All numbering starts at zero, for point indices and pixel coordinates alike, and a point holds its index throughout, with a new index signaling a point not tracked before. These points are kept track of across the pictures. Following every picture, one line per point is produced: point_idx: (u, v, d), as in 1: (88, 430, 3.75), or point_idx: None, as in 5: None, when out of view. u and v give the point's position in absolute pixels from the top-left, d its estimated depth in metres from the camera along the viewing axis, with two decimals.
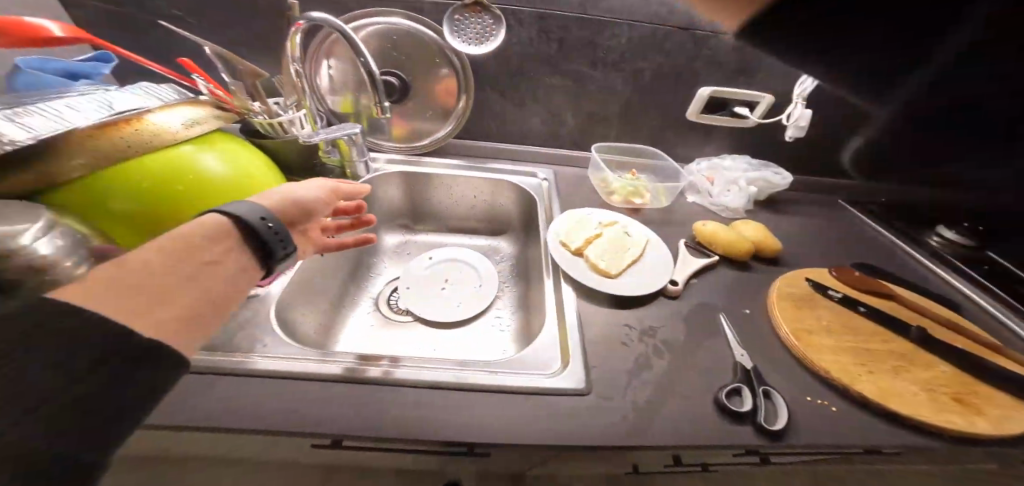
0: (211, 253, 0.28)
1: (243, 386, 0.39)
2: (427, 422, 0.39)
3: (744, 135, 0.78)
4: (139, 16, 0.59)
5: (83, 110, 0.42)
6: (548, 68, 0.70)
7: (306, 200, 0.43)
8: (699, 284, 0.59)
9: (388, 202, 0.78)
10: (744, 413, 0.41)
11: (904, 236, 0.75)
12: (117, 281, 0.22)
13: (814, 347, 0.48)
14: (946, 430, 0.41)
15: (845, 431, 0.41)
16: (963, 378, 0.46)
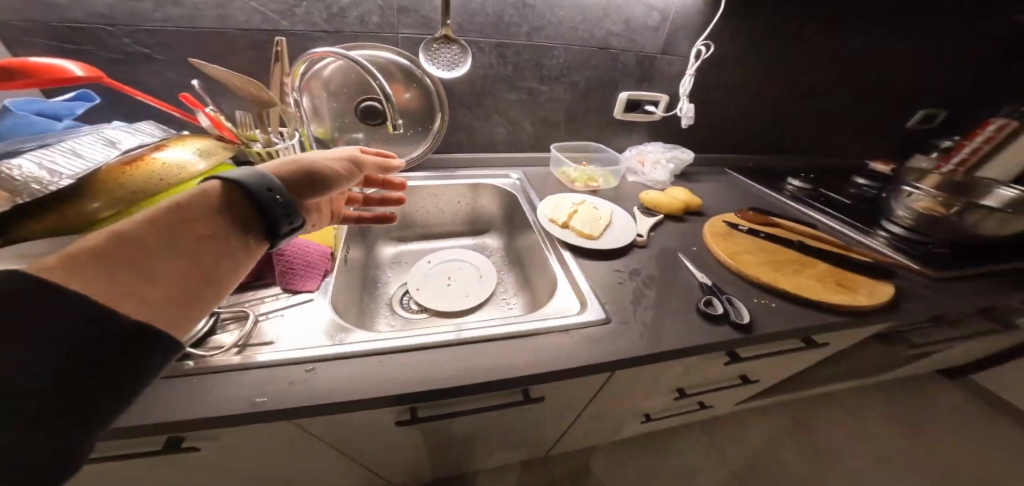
0: (199, 221, 0.29)
1: (340, 368, 0.42)
2: (500, 367, 0.47)
3: (656, 126, 1.02)
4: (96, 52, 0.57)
5: (96, 150, 0.43)
6: (505, 85, 0.84)
7: (317, 167, 0.39)
8: (658, 236, 0.76)
9: (380, 218, 0.82)
10: (719, 314, 0.56)
11: (770, 185, 1.03)
12: (113, 254, 0.24)
13: (744, 264, 0.67)
14: (837, 304, 0.59)
15: (778, 312, 0.59)
16: (835, 271, 0.66)
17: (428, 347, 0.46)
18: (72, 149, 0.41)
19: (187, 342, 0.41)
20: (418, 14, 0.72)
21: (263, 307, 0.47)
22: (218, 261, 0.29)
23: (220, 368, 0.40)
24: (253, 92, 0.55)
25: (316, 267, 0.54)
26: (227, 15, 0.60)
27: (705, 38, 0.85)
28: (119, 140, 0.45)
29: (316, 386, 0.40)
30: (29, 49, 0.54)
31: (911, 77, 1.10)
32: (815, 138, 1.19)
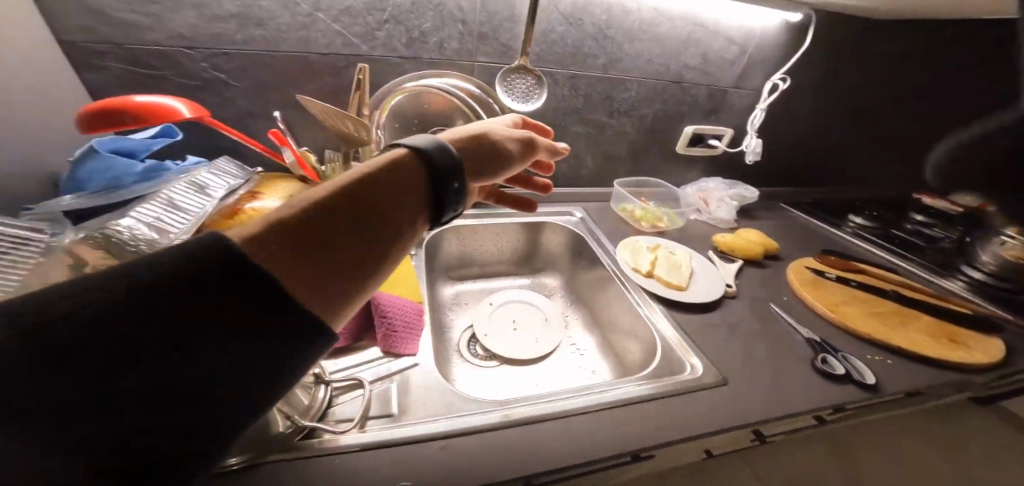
0: (372, 191, 0.28)
1: (462, 444, 0.41)
2: (636, 438, 0.44)
3: (715, 161, 0.99)
4: (173, 79, 0.52)
5: (188, 199, 0.41)
6: (575, 118, 0.80)
7: (492, 144, 0.37)
8: (745, 284, 0.74)
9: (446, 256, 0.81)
10: (841, 373, 0.54)
11: (830, 219, 1.03)
12: (301, 229, 0.24)
13: (848, 317, 0.65)
14: (963, 363, 0.58)
15: (897, 372, 0.57)
16: (941, 324, 0.67)
17: (559, 414, 0.46)
18: (173, 203, 0.40)
19: (311, 417, 0.40)
20: (499, 42, 0.68)
21: (368, 375, 0.48)
22: (385, 248, 0.28)
23: (348, 448, 0.38)
24: (334, 124, 0.52)
25: (413, 327, 0.54)
26: (310, 38, 0.56)
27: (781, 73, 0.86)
28: (208, 185, 0.45)
29: (452, 462, 0.39)
30: (102, 74, 0.49)
31: (944, 109, 1.13)
32: (858, 171, 1.19)
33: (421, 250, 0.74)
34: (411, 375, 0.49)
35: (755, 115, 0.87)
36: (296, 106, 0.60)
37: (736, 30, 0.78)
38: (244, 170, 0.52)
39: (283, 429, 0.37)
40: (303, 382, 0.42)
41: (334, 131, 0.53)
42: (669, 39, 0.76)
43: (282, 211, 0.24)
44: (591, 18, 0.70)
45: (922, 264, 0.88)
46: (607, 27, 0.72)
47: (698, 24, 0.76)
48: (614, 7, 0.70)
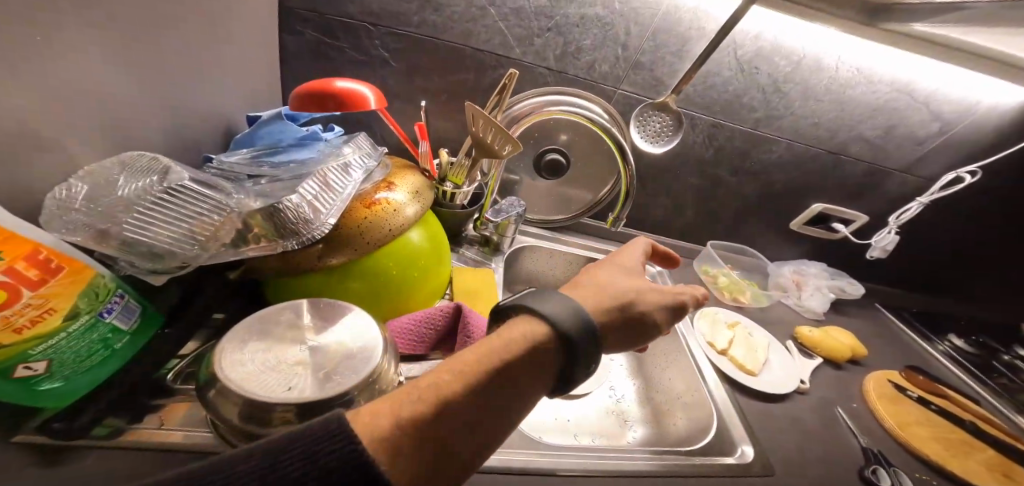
0: (500, 383, 0.25)
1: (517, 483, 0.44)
2: None
3: (824, 246, 0.91)
4: (346, 52, 0.55)
5: (339, 182, 0.43)
6: (696, 170, 0.75)
7: (638, 312, 0.35)
8: (822, 389, 0.68)
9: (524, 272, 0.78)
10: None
11: (924, 334, 0.93)
12: (430, 413, 0.22)
13: (912, 436, 0.61)
14: None
15: None
16: (1005, 461, 0.61)
17: (593, 476, 0.47)
18: (326, 183, 0.42)
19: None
20: (651, 74, 0.63)
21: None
22: (500, 431, 0.25)
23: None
24: (479, 134, 0.52)
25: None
26: (472, 33, 0.56)
27: (975, 166, 0.75)
28: (352, 165, 0.46)
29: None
30: (299, 39, 0.54)
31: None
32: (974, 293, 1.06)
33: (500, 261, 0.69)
34: None
35: (912, 207, 0.81)
36: (437, 96, 0.61)
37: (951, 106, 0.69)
38: (376, 150, 0.51)
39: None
40: None
41: (472, 138, 0.54)
42: (854, 104, 0.69)
43: (414, 402, 0.22)
44: (768, 68, 0.64)
45: (1007, 399, 0.79)
46: (784, 83, 0.66)
47: (909, 94, 0.68)
48: (804, 61, 0.63)
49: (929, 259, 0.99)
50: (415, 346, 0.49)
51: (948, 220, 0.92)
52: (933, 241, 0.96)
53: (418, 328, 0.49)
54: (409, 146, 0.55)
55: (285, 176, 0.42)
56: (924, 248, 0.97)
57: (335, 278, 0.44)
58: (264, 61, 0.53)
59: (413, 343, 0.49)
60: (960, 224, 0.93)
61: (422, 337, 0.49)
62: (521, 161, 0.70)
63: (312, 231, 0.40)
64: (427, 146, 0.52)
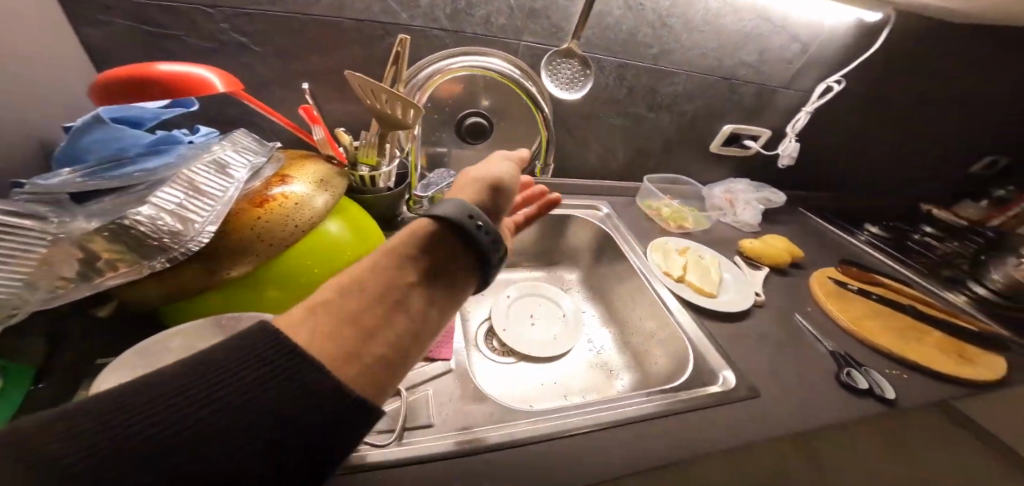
0: (394, 284, 0.25)
1: (507, 460, 0.41)
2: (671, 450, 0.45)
3: (744, 163, 0.98)
4: (191, 41, 0.47)
5: (213, 184, 0.36)
6: (616, 110, 0.76)
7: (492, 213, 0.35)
8: (770, 292, 0.73)
9: None
10: (864, 388, 0.55)
11: (843, 227, 1.03)
12: (339, 308, 0.23)
13: (869, 332, 0.65)
14: (964, 377, 0.60)
15: (917, 390, 0.58)
16: (954, 341, 0.67)
17: (586, 432, 0.45)
18: (195, 187, 0.35)
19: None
20: (548, 22, 0.62)
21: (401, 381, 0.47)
22: (426, 310, 0.26)
23: (393, 461, 0.38)
24: (378, 106, 0.47)
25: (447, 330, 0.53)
26: (343, 3, 0.51)
27: (839, 76, 0.83)
28: (230, 165, 0.38)
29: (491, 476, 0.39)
30: (106, 30, 0.44)
31: (992, 111, 1.08)
32: (875, 183, 1.19)
33: None
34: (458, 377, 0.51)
35: (800, 117, 0.87)
36: (320, 79, 0.55)
37: (801, 28, 0.75)
38: (262, 145, 0.44)
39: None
40: None
41: (373, 111, 0.48)
42: (731, 33, 0.73)
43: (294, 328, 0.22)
44: (653, 3, 0.65)
45: (930, 275, 0.89)
46: (668, 16, 0.67)
47: (767, 20, 0.73)
48: None
49: (835, 159, 1.09)
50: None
51: (842, 121, 1.01)
52: (833, 142, 1.05)
53: None
54: (300, 134, 0.47)
55: (137, 191, 0.34)
56: (828, 149, 1.07)
57: (247, 290, 0.38)
58: (80, 65, 0.43)
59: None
60: (854, 121, 1.02)
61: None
62: (440, 134, 0.66)
63: (185, 244, 0.32)
64: (323, 129, 0.45)
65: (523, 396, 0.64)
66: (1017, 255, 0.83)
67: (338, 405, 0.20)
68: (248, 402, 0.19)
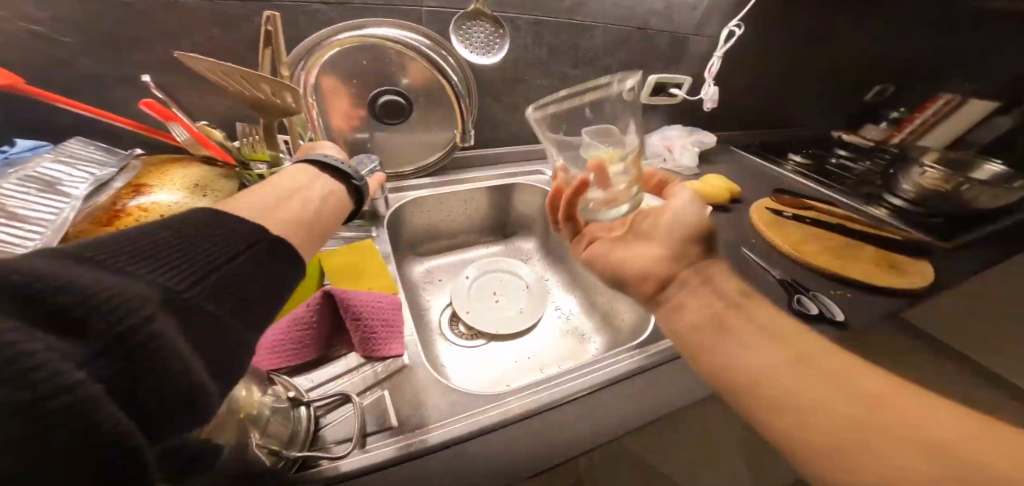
0: (279, 197, 0.34)
1: (472, 450, 0.39)
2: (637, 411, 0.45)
3: (676, 110, 0.99)
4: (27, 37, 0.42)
5: (36, 205, 0.30)
6: (541, 70, 0.73)
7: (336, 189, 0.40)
8: (716, 229, 0.75)
9: (414, 224, 0.74)
10: (814, 313, 0.57)
11: (773, 160, 1.08)
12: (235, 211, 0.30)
13: (807, 254, 0.68)
14: (893, 286, 0.64)
15: (857, 307, 0.60)
16: (882, 253, 0.72)
17: (557, 405, 0.44)
18: (9, 210, 0.28)
19: (299, 444, 0.35)
20: None
21: (352, 386, 0.42)
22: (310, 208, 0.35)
23: (353, 472, 0.35)
24: (245, 91, 0.39)
25: (395, 325, 0.47)
26: None
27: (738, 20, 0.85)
28: (60, 181, 0.32)
29: (467, 468, 0.37)
30: None
31: (890, 34, 1.16)
32: (801, 115, 1.26)
33: (382, 229, 0.65)
34: (415, 370, 0.45)
35: (714, 62, 0.86)
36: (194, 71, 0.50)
37: None
38: (109, 155, 0.37)
39: (273, 463, 0.33)
40: (279, 407, 0.35)
41: (244, 98, 0.41)
42: None
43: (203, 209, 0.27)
44: None
45: (851, 194, 0.95)
46: None
47: None
48: None
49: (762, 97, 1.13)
50: (300, 353, 0.41)
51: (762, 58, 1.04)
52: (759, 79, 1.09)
53: (290, 333, 0.40)
54: (166, 139, 0.41)
55: None
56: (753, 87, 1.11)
57: None
58: None
59: (293, 352, 0.41)
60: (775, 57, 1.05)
61: (303, 340, 0.41)
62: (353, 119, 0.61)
63: None
64: (179, 124, 0.38)
65: (498, 373, 0.63)
66: (919, 165, 0.89)
67: (282, 259, 0.28)
68: (208, 247, 0.23)
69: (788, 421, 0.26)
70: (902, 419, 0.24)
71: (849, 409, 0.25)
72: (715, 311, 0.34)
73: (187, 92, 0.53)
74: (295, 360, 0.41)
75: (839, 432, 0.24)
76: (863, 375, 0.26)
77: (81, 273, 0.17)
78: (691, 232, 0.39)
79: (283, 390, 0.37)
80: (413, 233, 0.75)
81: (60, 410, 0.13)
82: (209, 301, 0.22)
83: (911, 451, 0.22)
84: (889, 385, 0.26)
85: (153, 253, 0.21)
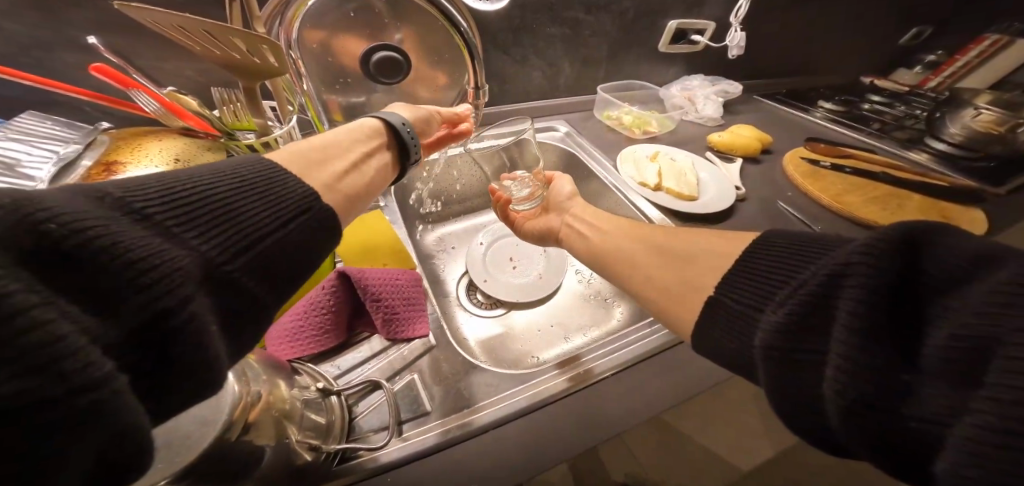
0: (327, 155, 0.32)
1: (509, 435, 0.36)
2: (672, 384, 0.42)
3: (698, 57, 0.90)
4: None
5: None
6: (549, 17, 0.65)
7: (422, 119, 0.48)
8: (748, 184, 0.69)
9: (421, 193, 0.69)
10: None
11: (799, 107, 1.00)
12: (288, 159, 0.29)
13: (849, 206, 0.63)
14: None
15: None
16: (930, 201, 0.66)
17: (592, 383, 0.41)
18: None
19: (337, 437, 0.33)
20: None
21: (380, 371, 0.39)
22: (361, 178, 0.33)
23: (396, 462, 0.33)
24: (216, 50, 0.34)
25: (417, 303, 0.43)
26: None
27: None
28: (21, 162, 0.29)
29: (507, 453, 0.35)
30: None
31: None
32: (835, 57, 1.14)
33: (389, 200, 0.60)
34: (446, 351, 0.42)
35: (742, 4, 0.77)
36: None
37: None
38: (71, 131, 0.33)
39: (314, 458, 0.30)
40: (311, 401, 0.32)
41: (215, 59, 0.35)
42: None
43: (260, 158, 0.26)
44: None
45: (888, 139, 0.87)
46: None
47: None
48: None
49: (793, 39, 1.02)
50: (321, 340, 0.37)
51: None
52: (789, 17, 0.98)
53: (307, 319, 0.37)
54: (136, 110, 0.36)
55: None
56: None
57: None
58: None
59: (313, 339, 0.37)
60: None
61: (323, 325, 0.37)
62: (347, 80, 0.56)
63: None
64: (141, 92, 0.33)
65: (521, 344, 0.60)
66: (975, 105, 0.80)
67: (325, 232, 0.26)
68: (258, 209, 0.22)
69: (631, 285, 0.39)
70: (710, 256, 0.34)
71: (668, 267, 0.36)
72: (588, 227, 0.49)
73: (155, 57, 0.48)
74: (314, 349, 0.37)
75: (658, 280, 0.36)
76: (685, 238, 0.38)
77: (125, 228, 0.17)
78: (592, 210, 0.52)
79: (311, 381, 0.34)
80: (421, 203, 0.71)
81: (44, 364, 0.12)
82: (249, 275, 0.21)
83: (711, 270, 0.32)
84: (706, 238, 0.36)
85: (201, 207, 0.20)
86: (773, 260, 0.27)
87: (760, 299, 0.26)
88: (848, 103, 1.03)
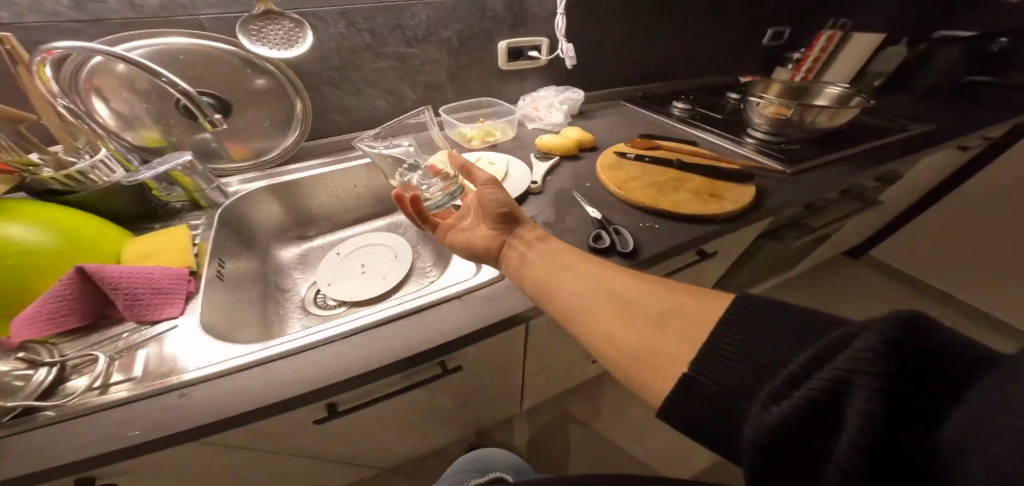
0: None
1: (210, 389, 0.41)
2: (391, 349, 0.46)
3: (547, 71, 1.01)
4: None
5: None
6: (370, 54, 0.76)
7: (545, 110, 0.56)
8: (555, 179, 0.77)
9: (269, 219, 0.77)
10: (607, 247, 0.59)
11: (657, 109, 1.09)
12: None
13: (628, 191, 0.70)
14: (697, 215, 0.65)
15: (663, 237, 0.62)
16: (710, 181, 0.73)
17: (311, 349, 0.45)
18: None
19: (27, 394, 0.38)
20: None
21: (115, 348, 0.44)
22: None
23: (87, 409, 0.38)
24: None
25: (171, 292, 0.50)
26: None
27: None
28: None
29: (192, 408, 0.39)
30: None
31: None
32: (704, 63, 1.25)
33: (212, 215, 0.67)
34: (186, 330, 0.47)
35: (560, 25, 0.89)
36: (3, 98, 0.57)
37: None
38: None
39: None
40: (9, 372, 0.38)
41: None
42: None
43: None
44: None
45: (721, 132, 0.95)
46: None
47: None
48: None
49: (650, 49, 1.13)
50: (60, 322, 0.43)
51: None
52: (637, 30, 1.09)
53: (44, 304, 0.42)
54: None
55: None
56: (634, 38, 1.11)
57: None
58: None
59: (50, 322, 0.43)
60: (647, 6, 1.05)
61: (61, 309, 0.43)
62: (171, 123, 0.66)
63: None
64: None
65: None
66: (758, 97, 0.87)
67: None
68: None
69: (597, 336, 0.39)
70: (654, 314, 0.37)
71: (628, 324, 0.38)
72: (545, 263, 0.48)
73: None
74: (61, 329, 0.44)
75: (617, 333, 0.38)
76: (631, 285, 0.42)
77: None
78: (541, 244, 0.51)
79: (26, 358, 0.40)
80: (266, 231, 0.77)
81: None
82: None
83: (668, 336, 0.35)
84: (651, 287, 0.41)
85: None
86: (727, 335, 0.31)
87: (737, 383, 0.28)
88: (700, 101, 1.13)
